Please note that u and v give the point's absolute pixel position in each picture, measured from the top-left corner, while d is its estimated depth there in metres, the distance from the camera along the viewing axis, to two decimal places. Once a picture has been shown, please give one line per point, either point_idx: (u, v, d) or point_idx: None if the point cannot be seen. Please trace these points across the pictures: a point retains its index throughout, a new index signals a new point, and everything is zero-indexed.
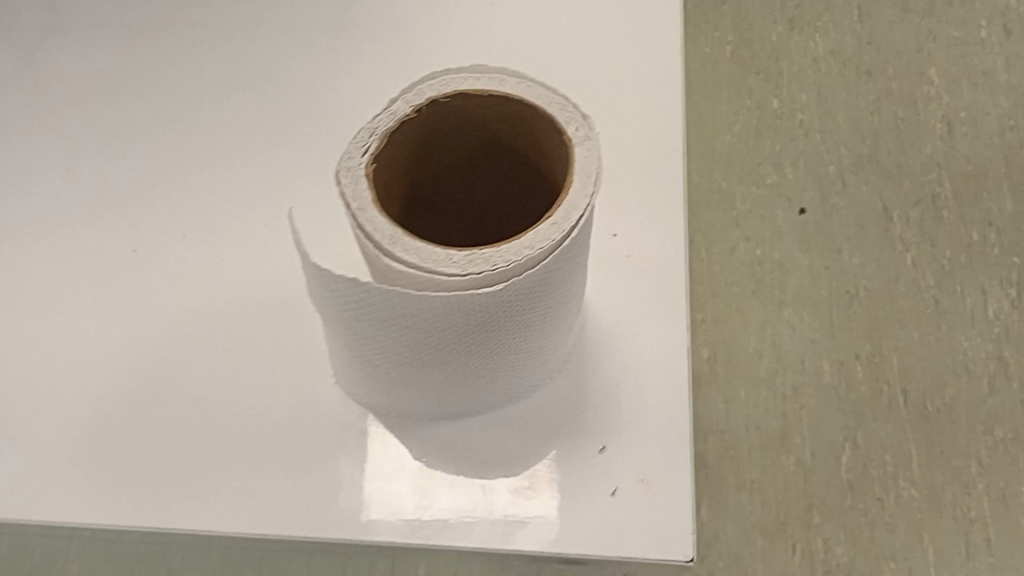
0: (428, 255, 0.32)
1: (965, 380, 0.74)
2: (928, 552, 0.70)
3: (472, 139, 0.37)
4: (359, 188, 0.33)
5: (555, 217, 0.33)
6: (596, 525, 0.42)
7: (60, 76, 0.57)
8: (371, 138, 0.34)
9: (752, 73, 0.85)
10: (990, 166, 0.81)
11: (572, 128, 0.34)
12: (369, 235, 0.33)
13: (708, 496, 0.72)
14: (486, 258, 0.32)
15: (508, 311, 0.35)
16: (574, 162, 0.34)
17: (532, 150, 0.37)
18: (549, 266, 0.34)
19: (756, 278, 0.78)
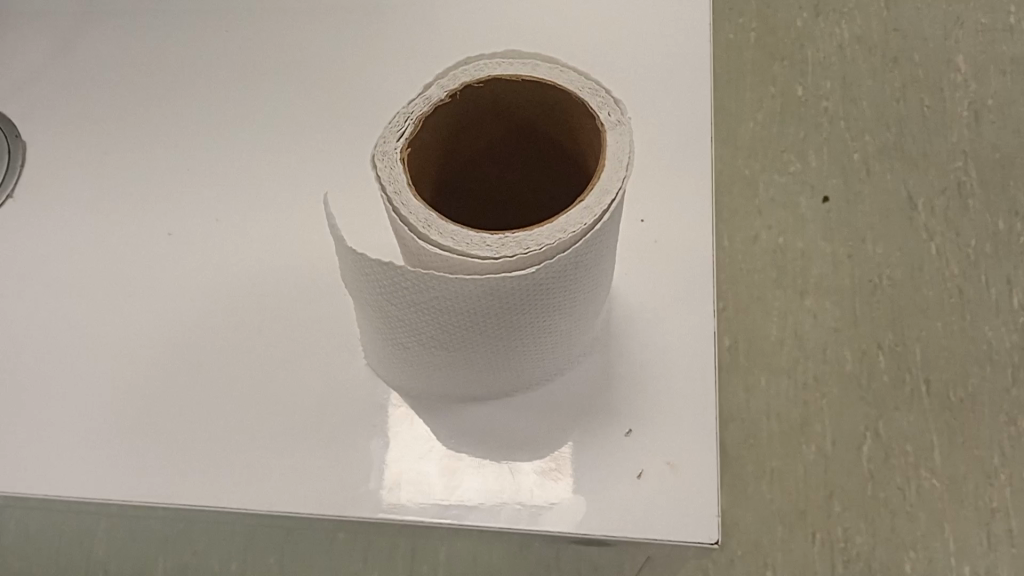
0: (462, 239, 0.33)
1: (989, 370, 0.74)
2: (949, 541, 0.70)
3: (503, 124, 0.38)
4: (395, 172, 0.33)
5: (587, 201, 0.33)
6: (622, 507, 0.43)
7: (93, 63, 0.58)
8: (406, 123, 0.34)
9: (776, 59, 0.85)
10: (1017, 154, 0.80)
11: (605, 114, 0.34)
12: (405, 218, 0.33)
13: (728, 483, 0.72)
14: (518, 242, 0.33)
15: (539, 294, 0.35)
16: (606, 147, 0.34)
17: (562, 135, 0.37)
18: (581, 251, 0.34)
19: (779, 266, 0.78)
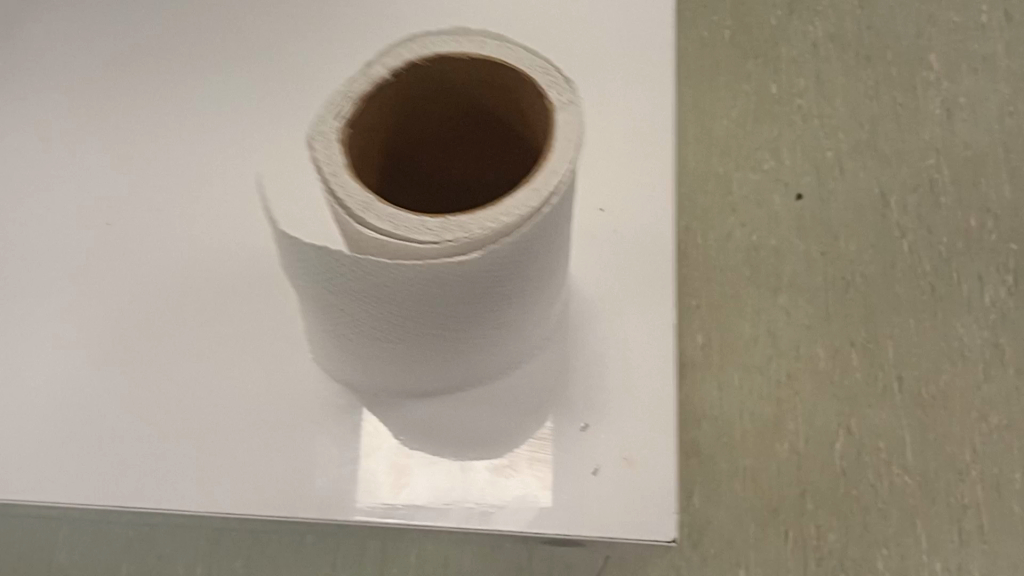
0: (402, 223, 0.31)
1: (961, 367, 0.74)
2: (920, 539, 0.69)
3: (450, 106, 0.36)
4: (333, 153, 0.32)
5: (534, 183, 0.32)
6: (576, 506, 0.42)
7: (37, 45, 0.55)
8: (345, 103, 0.33)
9: (750, 56, 0.84)
10: (989, 151, 0.80)
11: (555, 93, 0.33)
12: (342, 201, 0.32)
13: (700, 482, 0.71)
14: (461, 225, 0.31)
15: (485, 283, 0.34)
16: (555, 127, 0.33)
17: (513, 117, 0.36)
18: (527, 237, 0.33)
19: (752, 263, 0.77)
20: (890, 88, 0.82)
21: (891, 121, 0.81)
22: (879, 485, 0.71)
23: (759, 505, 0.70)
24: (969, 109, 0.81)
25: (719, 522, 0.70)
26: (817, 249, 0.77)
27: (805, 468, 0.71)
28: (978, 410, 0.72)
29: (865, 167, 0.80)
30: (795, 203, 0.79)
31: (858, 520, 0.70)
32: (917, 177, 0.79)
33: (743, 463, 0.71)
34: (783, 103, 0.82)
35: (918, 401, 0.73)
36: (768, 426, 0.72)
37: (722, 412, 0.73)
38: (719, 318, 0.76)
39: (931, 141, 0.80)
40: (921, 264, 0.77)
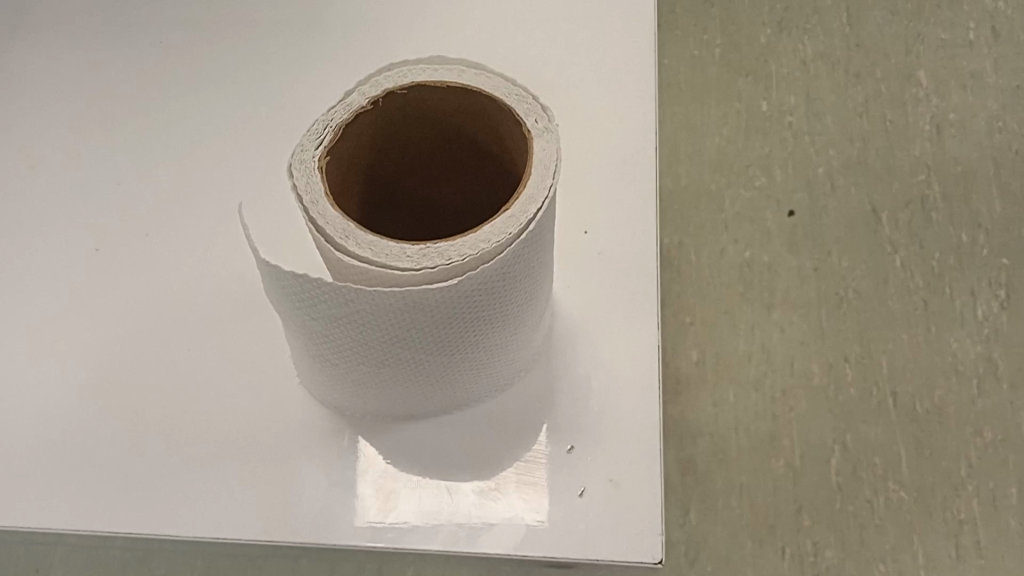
0: (382, 251, 0.32)
1: (955, 382, 0.74)
2: (917, 554, 0.69)
3: (430, 134, 0.37)
4: (312, 182, 0.33)
5: (511, 210, 0.32)
6: (563, 528, 0.42)
7: (32, 76, 0.56)
8: (325, 132, 0.33)
9: (741, 74, 0.85)
10: (979, 167, 0.80)
11: (532, 120, 0.33)
12: (321, 229, 0.32)
13: (695, 500, 0.71)
14: (439, 252, 0.32)
15: (468, 309, 0.34)
16: (532, 155, 0.33)
17: (492, 144, 0.37)
18: (508, 263, 0.33)
19: (745, 280, 0.78)
20: (880, 106, 0.83)
21: (880, 138, 0.82)
22: (875, 501, 0.71)
23: (755, 522, 0.70)
24: (959, 125, 0.82)
25: (716, 538, 0.70)
26: (809, 264, 0.78)
27: (801, 484, 0.71)
28: (974, 424, 0.72)
29: (856, 184, 0.80)
30: (788, 219, 0.79)
31: (855, 536, 0.70)
32: (907, 193, 0.80)
33: (739, 480, 0.71)
34: (774, 120, 0.83)
35: (913, 416, 0.73)
36: (766, 442, 0.72)
37: (717, 429, 0.73)
38: (712, 334, 0.76)
39: (921, 158, 0.81)
40: (912, 279, 0.77)
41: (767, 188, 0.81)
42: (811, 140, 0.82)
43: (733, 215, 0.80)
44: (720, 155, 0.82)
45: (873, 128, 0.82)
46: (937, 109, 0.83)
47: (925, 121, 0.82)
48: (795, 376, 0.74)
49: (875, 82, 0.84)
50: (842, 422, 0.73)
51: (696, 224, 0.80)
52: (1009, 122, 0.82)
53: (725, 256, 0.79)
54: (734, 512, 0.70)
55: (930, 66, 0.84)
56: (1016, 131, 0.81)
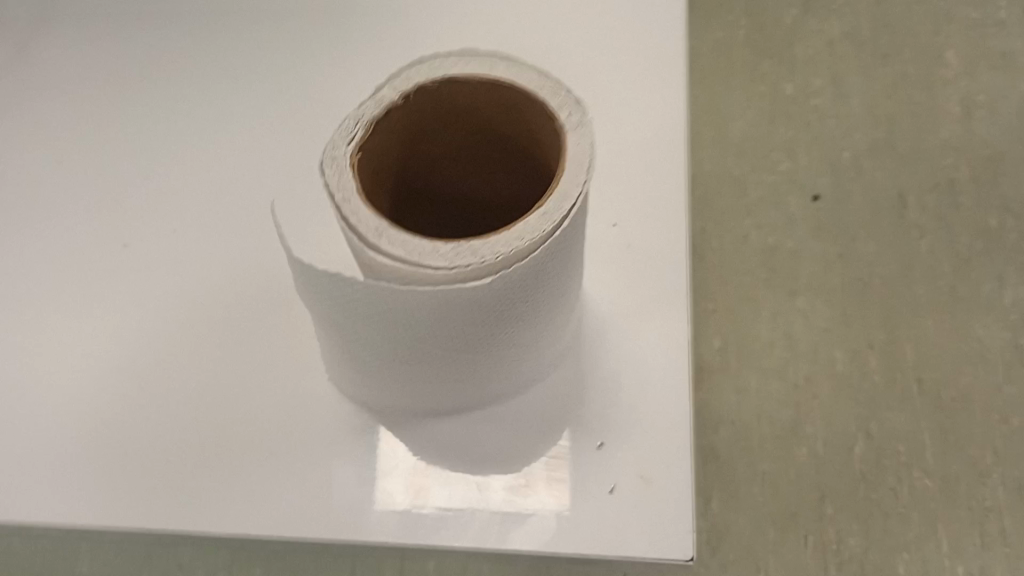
0: (414, 249, 0.31)
1: (981, 369, 0.72)
2: (942, 543, 0.68)
3: (460, 127, 0.36)
4: (344, 178, 0.32)
5: (546, 207, 0.32)
6: (595, 526, 0.41)
7: (53, 67, 0.56)
8: (356, 126, 0.33)
9: (765, 58, 0.83)
10: (1009, 151, 0.78)
11: (567, 114, 0.33)
12: (353, 227, 0.31)
13: (718, 488, 0.71)
14: (473, 251, 0.31)
15: (499, 307, 0.34)
16: (566, 151, 0.32)
17: (523, 137, 0.36)
18: (541, 260, 0.32)
19: (769, 267, 0.76)
20: (907, 88, 0.81)
21: (904, 121, 0.80)
22: (899, 490, 0.70)
23: (777, 509, 0.70)
24: (988, 108, 0.80)
25: (737, 526, 0.70)
26: (834, 251, 0.76)
27: (823, 472, 0.71)
28: (1000, 411, 0.71)
29: (880, 168, 0.79)
30: (812, 205, 0.78)
31: (879, 523, 0.69)
32: (933, 177, 0.78)
33: (761, 467, 0.71)
34: (796, 104, 0.82)
35: (936, 403, 0.72)
36: (787, 429, 0.72)
37: (738, 417, 0.72)
38: (732, 321, 0.75)
39: (951, 139, 0.79)
40: (937, 264, 0.76)
41: (791, 174, 0.79)
42: (833, 123, 0.81)
43: (753, 200, 0.79)
44: (741, 141, 0.81)
45: (897, 107, 0.81)
46: (966, 87, 0.81)
47: (953, 98, 0.80)
48: (817, 363, 0.73)
49: (902, 63, 0.82)
50: (866, 410, 0.72)
51: (714, 207, 0.79)
52: None
53: (746, 242, 0.77)
54: (756, 499, 0.70)
55: (959, 42, 0.82)
56: None
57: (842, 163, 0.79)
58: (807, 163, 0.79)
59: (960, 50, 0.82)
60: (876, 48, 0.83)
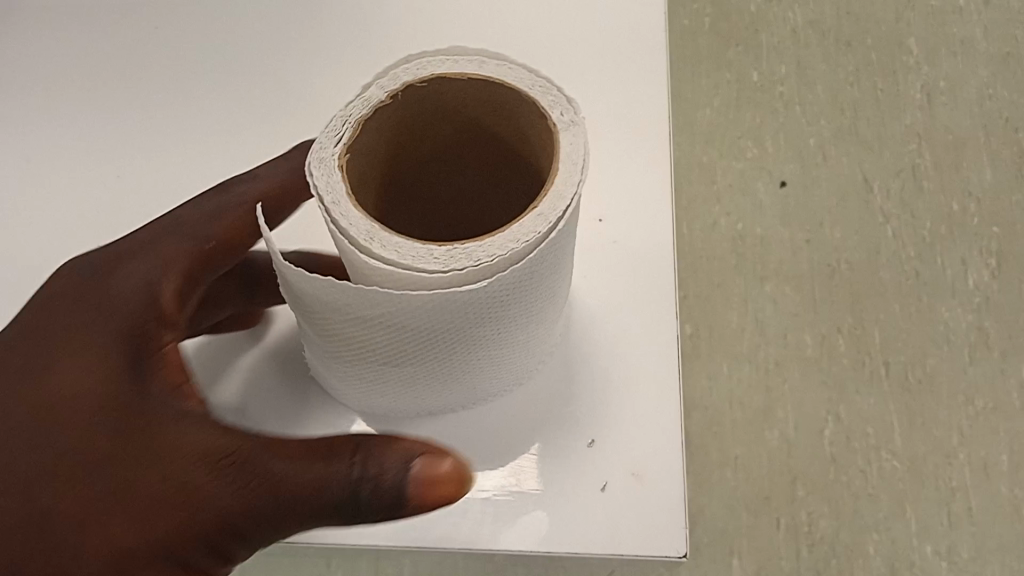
0: (407, 252, 0.31)
1: (946, 350, 0.68)
2: (911, 525, 0.64)
3: (448, 128, 0.36)
4: (333, 181, 0.32)
5: (540, 208, 0.31)
6: (587, 523, 0.42)
7: (28, 71, 0.58)
8: (345, 126, 0.33)
9: (730, 44, 0.77)
10: (969, 135, 0.74)
11: (558, 113, 0.33)
12: (344, 230, 0.31)
13: (691, 470, 0.65)
14: (467, 254, 0.31)
15: (490, 308, 0.33)
16: (558, 149, 0.32)
17: (512, 138, 0.36)
18: (535, 262, 0.32)
19: (737, 252, 0.71)
20: (868, 71, 0.76)
21: (867, 105, 0.75)
22: (868, 471, 0.65)
23: (750, 491, 0.65)
24: (949, 90, 0.75)
25: (711, 511, 0.64)
26: (801, 235, 0.71)
27: (795, 455, 0.65)
28: (965, 393, 0.67)
29: (844, 152, 0.73)
30: (780, 188, 0.73)
31: (850, 505, 0.64)
32: (896, 160, 0.73)
33: (734, 451, 0.66)
34: (756, 85, 0.76)
35: (903, 386, 0.67)
36: (759, 413, 0.67)
37: (709, 401, 0.67)
38: (700, 302, 0.70)
39: (915, 124, 0.74)
40: (902, 246, 0.71)
41: (757, 158, 0.74)
42: (797, 108, 0.75)
43: (716, 181, 0.73)
44: (701, 120, 0.75)
45: (859, 86, 0.76)
46: (925, 68, 0.76)
47: (914, 78, 0.76)
48: (786, 348, 0.68)
49: (862, 47, 0.77)
50: (836, 394, 0.67)
51: (675, 182, 0.73)
52: (999, 89, 0.75)
53: (713, 228, 0.72)
54: (728, 482, 0.65)
55: (919, 15, 0.78)
56: (1007, 98, 0.75)
57: (807, 146, 0.74)
58: (768, 142, 0.74)
59: (921, 26, 0.77)
60: (830, 25, 0.78)
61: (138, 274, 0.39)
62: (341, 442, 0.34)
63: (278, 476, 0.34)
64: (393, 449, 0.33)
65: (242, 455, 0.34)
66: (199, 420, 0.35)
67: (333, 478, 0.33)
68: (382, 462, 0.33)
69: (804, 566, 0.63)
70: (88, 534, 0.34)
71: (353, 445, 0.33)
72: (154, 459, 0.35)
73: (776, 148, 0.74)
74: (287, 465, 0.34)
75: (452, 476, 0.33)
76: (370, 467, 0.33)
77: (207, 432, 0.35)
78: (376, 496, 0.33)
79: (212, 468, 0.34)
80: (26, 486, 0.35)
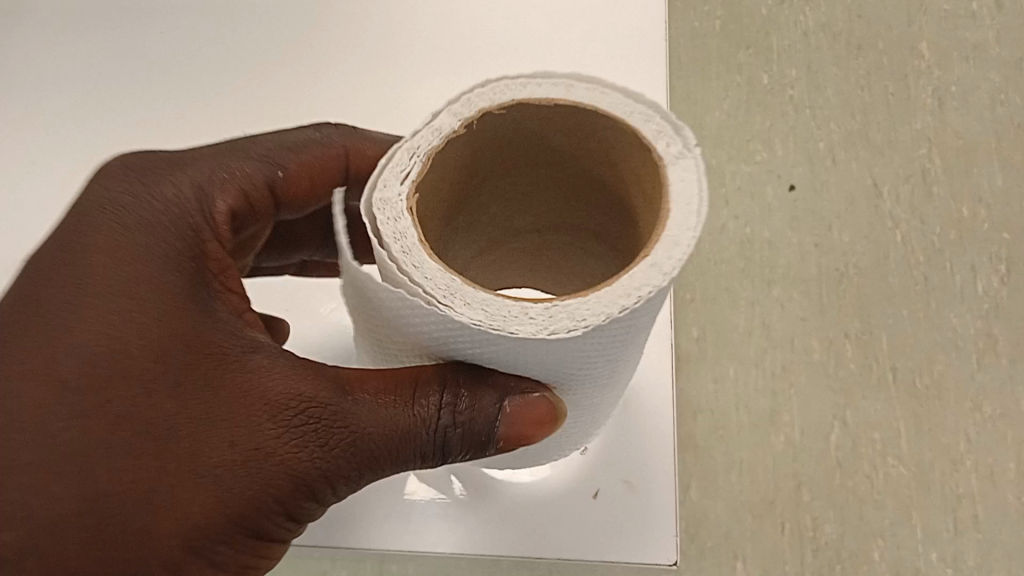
0: (498, 311, 0.31)
1: (954, 356, 0.67)
2: (916, 531, 0.63)
3: (524, 156, 0.37)
4: (401, 226, 0.33)
5: (655, 256, 0.32)
6: (584, 528, 0.47)
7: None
8: (411, 160, 0.34)
9: (741, 47, 0.77)
10: (980, 139, 0.74)
11: (666, 146, 0.34)
12: (426, 288, 0.31)
13: (697, 475, 0.65)
14: (571, 313, 0.31)
15: (580, 360, 0.33)
16: (668, 188, 0.33)
17: (600, 160, 0.37)
18: (631, 323, 0.32)
19: (745, 256, 0.71)
20: (879, 75, 0.76)
21: (878, 109, 0.75)
22: (874, 477, 0.65)
23: (755, 496, 0.64)
24: (961, 94, 0.75)
25: (715, 514, 0.64)
26: (810, 240, 0.71)
27: (801, 460, 0.65)
28: (973, 400, 0.66)
29: (853, 157, 0.73)
30: (788, 192, 0.72)
31: (856, 510, 0.64)
32: (906, 165, 0.73)
33: (739, 455, 0.65)
34: (766, 88, 0.76)
35: (909, 391, 0.67)
36: (764, 417, 0.66)
37: (715, 405, 0.67)
38: (707, 305, 0.69)
39: (925, 128, 0.74)
40: (911, 252, 0.70)
41: (767, 163, 0.73)
42: (807, 112, 0.75)
43: (725, 184, 0.73)
44: (710, 122, 0.75)
45: (869, 90, 0.75)
46: (936, 73, 0.76)
47: (925, 83, 0.76)
48: (794, 352, 0.68)
49: (873, 51, 0.77)
50: (842, 399, 0.66)
51: None
52: (1011, 94, 0.75)
53: (720, 231, 0.72)
54: (734, 486, 0.64)
55: (931, 19, 0.77)
56: (1019, 103, 0.74)
57: (816, 150, 0.74)
58: (777, 146, 0.74)
59: (933, 30, 0.77)
60: (842, 28, 0.78)
61: (180, 190, 0.40)
62: (421, 381, 0.36)
63: (374, 421, 0.36)
64: (488, 386, 0.35)
65: (332, 403, 0.36)
66: (274, 356, 0.37)
67: (424, 423, 0.36)
68: (475, 413, 0.35)
69: (809, 571, 0.63)
70: (182, 499, 0.34)
71: (440, 384, 0.35)
72: (243, 402, 0.36)
73: (785, 151, 0.74)
74: (371, 414, 0.36)
75: (549, 413, 0.36)
76: (468, 414, 0.35)
77: (286, 376, 0.37)
78: (471, 440, 0.36)
79: (295, 418, 0.36)
80: (86, 464, 0.34)
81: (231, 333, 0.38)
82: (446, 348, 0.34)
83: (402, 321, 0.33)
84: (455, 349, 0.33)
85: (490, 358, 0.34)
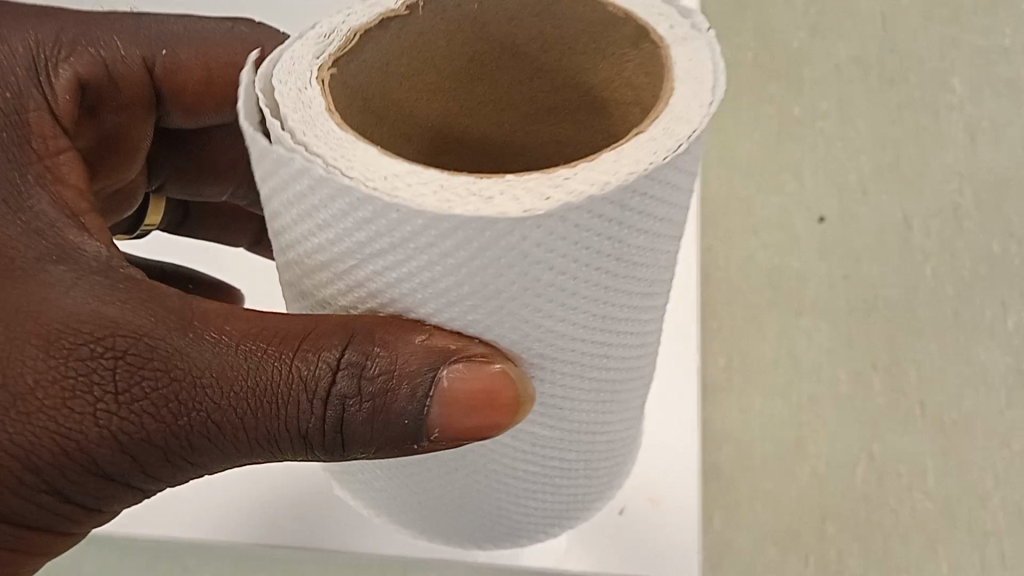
0: (482, 190, 0.24)
1: (985, 394, 0.57)
2: (940, 568, 0.52)
3: (517, 65, 0.32)
4: (305, 89, 0.27)
5: (707, 98, 0.27)
6: (615, 551, 0.44)
7: None
8: (333, 37, 0.29)
9: (774, 77, 0.70)
10: (1017, 175, 0.64)
11: (668, 28, 0.29)
12: (329, 162, 0.25)
13: (718, 495, 0.54)
14: (587, 179, 0.24)
15: (565, 250, 0.25)
16: (673, 62, 0.28)
17: (629, 35, 0.30)
18: (643, 225, 0.26)
19: (774, 287, 0.62)
20: (912, 106, 0.67)
21: (908, 142, 0.66)
22: (900, 512, 0.53)
23: (779, 526, 0.53)
24: (993, 131, 0.66)
25: (739, 543, 0.53)
26: (840, 270, 0.62)
27: (827, 494, 0.54)
28: (1002, 435, 0.55)
29: (885, 190, 0.64)
30: (818, 223, 0.64)
31: (880, 542, 0.52)
32: (935, 200, 0.64)
33: (765, 484, 0.54)
34: (774, 112, 0.69)
35: (936, 430, 0.55)
36: (791, 448, 0.55)
37: (740, 434, 0.56)
38: (734, 333, 0.60)
39: (956, 158, 0.65)
40: (940, 284, 0.61)
41: (796, 191, 0.65)
42: (836, 143, 0.67)
43: (754, 214, 0.65)
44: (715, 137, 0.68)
45: (901, 121, 0.67)
46: (969, 106, 0.67)
47: (957, 115, 0.67)
48: (822, 383, 0.57)
49: (901, 72, 0.69)
50: (870, 430, 0.55)
51: (709, 213, 0.65)
52: None
53: (748, 260, 0.63)
54: (757, 513, 0.53)
55: (965, 52, 0.69)
56: None
57: (846, 181, 0.65)
58: (807, 175, 0.66)
59: (967, 56, 0.69)
60: (860, 38, 0.71)
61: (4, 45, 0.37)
62: (319, 330, 0.27)
63: (210, 375, 0.28)
64: (406, 343, 0.27)
65: (159, 343, 0.28)
66: (87, 273, 0.30)
67: (305, 387, 0.27)
68: (395, 380, 0.27)
69: None
70: None
71: (344, 338, 0.27)
72: (24, 315, 0.29)
73: (814, 180, 0.65)
74: (212, 356, 0.28)
75: (504, 387, 0.27)
76: (378, 385, 0.27)
77: (93, 298, 0.29)
78: (393, 424, 0.27)
79: (92, 348, 0.29)
80: None
81: (39, 233, 0.32)
82: (358, 267, 0.26)
83: (301, 223, 0.27)
84: (365, 256, 0.26)
85: (412, 284, 0.26)
